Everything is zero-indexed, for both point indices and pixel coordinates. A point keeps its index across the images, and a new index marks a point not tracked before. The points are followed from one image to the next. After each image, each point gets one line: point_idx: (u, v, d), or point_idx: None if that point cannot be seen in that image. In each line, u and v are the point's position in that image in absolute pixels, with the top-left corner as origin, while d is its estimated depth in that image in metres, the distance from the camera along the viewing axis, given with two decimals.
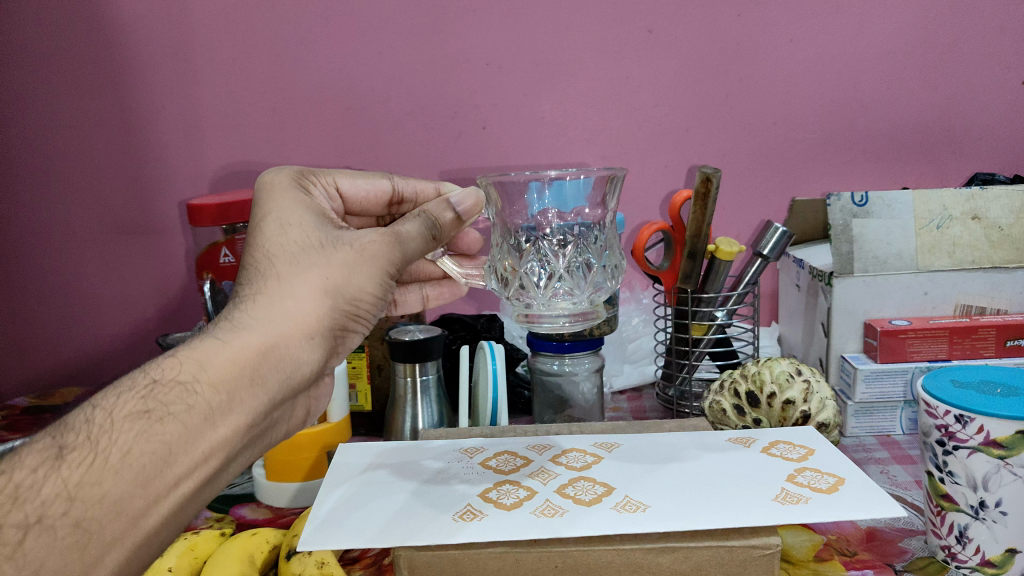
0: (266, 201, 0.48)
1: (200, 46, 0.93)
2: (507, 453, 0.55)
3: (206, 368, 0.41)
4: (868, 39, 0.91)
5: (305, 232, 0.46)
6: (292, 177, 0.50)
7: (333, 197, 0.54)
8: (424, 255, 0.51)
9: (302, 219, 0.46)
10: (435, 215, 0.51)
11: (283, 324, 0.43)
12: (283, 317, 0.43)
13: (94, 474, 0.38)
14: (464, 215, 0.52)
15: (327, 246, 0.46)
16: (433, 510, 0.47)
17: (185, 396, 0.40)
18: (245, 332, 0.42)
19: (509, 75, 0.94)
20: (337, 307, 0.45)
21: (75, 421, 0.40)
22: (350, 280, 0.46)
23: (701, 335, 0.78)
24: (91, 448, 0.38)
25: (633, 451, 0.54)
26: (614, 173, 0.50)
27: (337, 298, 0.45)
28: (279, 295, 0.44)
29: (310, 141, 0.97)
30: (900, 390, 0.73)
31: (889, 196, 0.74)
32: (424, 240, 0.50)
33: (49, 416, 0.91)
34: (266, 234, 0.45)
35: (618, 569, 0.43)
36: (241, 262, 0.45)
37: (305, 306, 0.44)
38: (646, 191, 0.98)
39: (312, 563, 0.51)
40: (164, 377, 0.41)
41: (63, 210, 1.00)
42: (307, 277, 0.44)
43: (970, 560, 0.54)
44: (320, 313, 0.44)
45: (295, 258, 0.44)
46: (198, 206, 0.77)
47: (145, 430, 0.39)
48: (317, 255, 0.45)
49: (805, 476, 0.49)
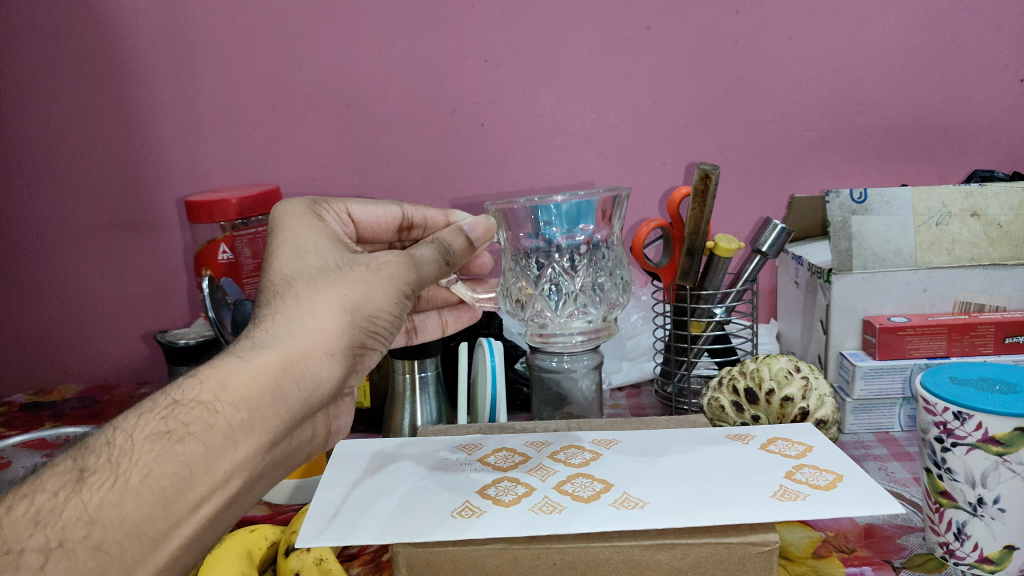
0: (281, 229, 0.48)
1: (198, 43, 0.93)
2: (506, 450, 0.55)
3: (226, 386, 0.41)
4: (867, 36, 0.91)
5: (323, 257, 0.46)
6: (306, 207, 0.51)
7: (345, 223, 0.55)
8: (439, 276, 0.51)
9: (317, 245, 0.47)
10: (448, 241, 0.51)
11: (303, 341, 0.43)
12: (303, 333, 0.43)
13: (115, 495, 0.37)
14: (476, 241, 0.52)
15: (343, 268, 0.46)
16: (432, 506, 0.47)
17: (205, 416, 0.40)
18: (266, 350, 0.42)
19: (508, 72, 0.94)
20: (356, 325, 0.45)
21: (96, 443, 0.39)
22: (368, 297, 0.45)
23: (700, 332, 0.78)
24: (112, 469, 0.38)
25: (631, 448, 0.54)
26: (618, 195, 0.51)
27: (356, 315, 0.45)
28: (298, 313, 0.43)
29: (309, 139, 0.96)
30: (899, 387, 0.73)
31: (889, 193, 0.74)
32: (437, 266, 0.51)
33: (47, 414, 0.91)
34: (282, 259, 0.46)
35: (618, 566, 0.43)
36: (259, 286, 0.45)
37: (324, 322, 0.44)
38: (645, 187, 0.98)
39: (310, 560, 0.51)
40: (184, 398, 0.40)
41: (60, 207, 0.99)
42: (324, 295, 0.44)
43: (968, 556, 0.54)
44: (339, 330, 0.44)
45: (312, 279, 0.45)
46: (196, 203, 0.76)
47: (166, 450, 0.38)
48: (334, 274, 0.45)
49: (804, 473, 0.49)
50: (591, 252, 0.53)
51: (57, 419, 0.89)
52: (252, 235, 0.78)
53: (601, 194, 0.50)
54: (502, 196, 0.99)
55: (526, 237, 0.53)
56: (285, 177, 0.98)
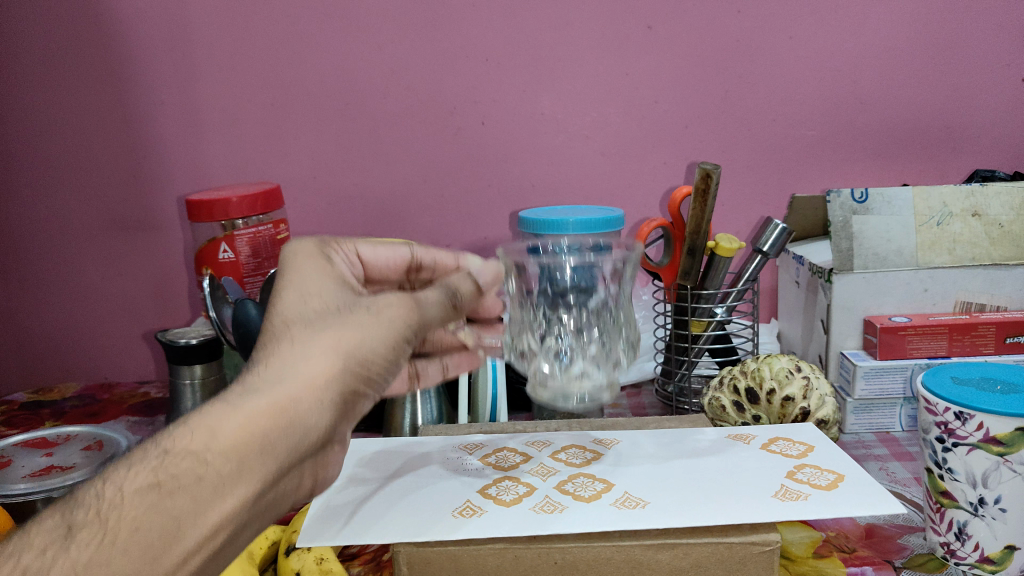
0: (288, 271, 0.45)
1: (199, 42, 0.93)
2: (507, 449, 0.55)
3: (214, 435, 0.36)
4: (868, 35, 0.91)
5: (325, 299, 0.42)
6: (315, 248, 0.48)
7: (355, 264, 0.55)
8: (445, 319, 0.47)
9: (322, 287, 0.43)
10: (456, 285, 0.47)
11: (297, 387, 0.38)
12: (297, 378, 0.38)
13: (101, 557, 0.33)
14: (484, 287, 0.51)
15: (345, 310, 0.42)
16: (433, 505, 0.47)
17: (194, 469, 0.35)
18: (258, 394, 0.37)
19: (509, 71, 0.94)
20: (353, 369, 0.40)
21: (81, 497, 0.35)
22: (368, 340, 0.40)
23: (700, 332, 0.78)
24: (96, 528, 0.33)
25: (630, 448, 0.54)
26: (626, 255, 0.52)
27: (353, 360, 0.40)
28: (292, 357, 0.39)
29: (310, 138, 0.96)
30: (900, 387, 0.73)
31: (890, 193, 0.74)
32: (445, 309, 0.46)
33: (47, 412, 0.91)
34: (284, 301, 0.42)
35: (619, 566, 0.43)
36: (258, 331, 0.41)
37: (317, 366, 0.39)
38: (646, 186, 0.98)
39: (311, 559, 0.51)
40: (172, 447, 0.36)
41: (61, 206, 0.99)
42: (322, 336, 0.40)
43: (970, 557, 0.54)
44: (335, 373, 0.39)
45: (310, 320, 0.41)
46: (197, 202, 0.76)
47: (152, 508, 0.34)
48: (335, 316, 0.41)
49: (805, 473, 0.49)
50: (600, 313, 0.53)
51: (57, 418, 0.89)
52: (253, 234, 0.78)
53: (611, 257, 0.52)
54: (503, 195, 0.99)
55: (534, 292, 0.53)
56: (285, 176, 0.98)
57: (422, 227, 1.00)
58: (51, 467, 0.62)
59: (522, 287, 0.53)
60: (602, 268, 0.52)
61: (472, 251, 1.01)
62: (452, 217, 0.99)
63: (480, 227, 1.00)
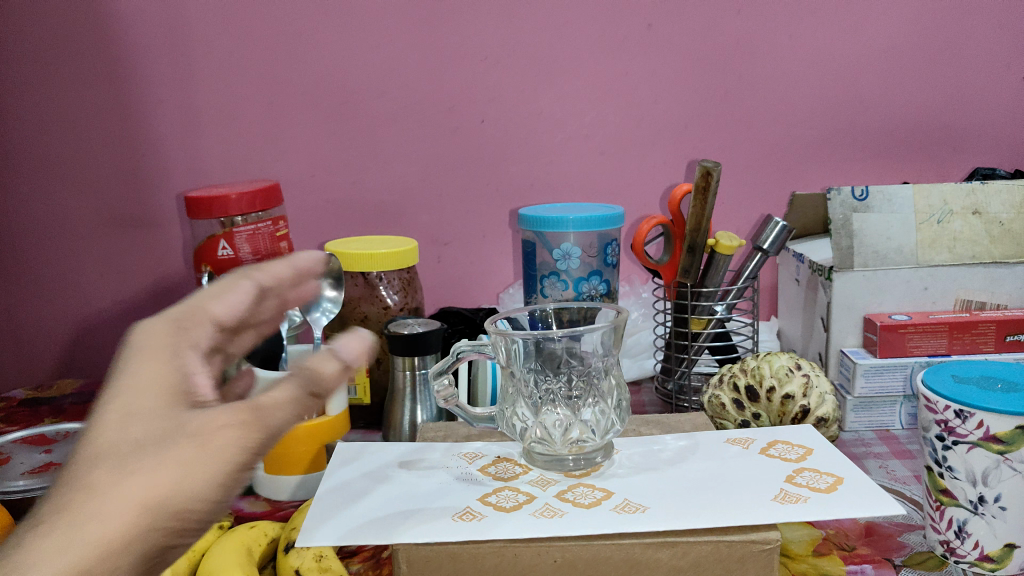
0: (121, 367, 0.35)
1: (197, 39, 0.93)
2: (507, 459, 0.53)
3: None
4: (868, 34, 0.91)
5: (145, 421, 0.33)
6: (168, 331, 0.38)
7: (211, 333, 0.41)
8: (302, 417, 0.37)
9: (144, 402, 0.34)
10: (317, 368, 0.37)
11: (71, 565, 0.29)
12: (78, 551, 0.30)
13: None
14: (352, 363, 0.39)
15: (166, 437, 0.33)
16: (431, 509, 0.46)
17: None
18: None
19: (508, 69, 0.94)
20: (163, 526, 0.31)
21: None
22: (200, 479, 0.32)
23: (700, 329, 0.78)
24: None
25: (633, 459, 0.53)
26: (615, 321, 0.50)
27: (165, 513, 0.31)
28: (75, 524, 0.30)
29: (309, 135, 0.96)
30: (900, 385, 0.73)
31: (890, 191, 0.73)
32: (301, 404, 0.37)
33: (46, 410, 0.91)
34: (98, 425, 0.33)
35: (618, 565, 0.43)
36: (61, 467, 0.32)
37: (113, 530, 0.30)
38: (646, 184, 0.98)
39: (310, 557, 0.51)
40: None
41: (59, 203, 0.99)
42: (127, 482, 0.31)
43: (969, 555, 0.54)
44: (135, 537, 0.31)
45: (126, 455, 0.32)
46: (195, 199, 0.75)
47: None
48: (150, 448, 0.32)
49: (804, 476, 0.49)
50: (588, 371, 0.51)
51: (57, 415, 0.89)
52: (252, 231, 0.77)
53: (597, 328, 0.49)
54: (502, 193, 0.98)
55: (518, 363, 0.51)
56: (284, 174, 0.97)
57: (421, 225, 0.99)
58: (50, 464, 0.62)
59: (508, 356, 0.51)
60: (588, 337, 0.50)
61: (472, 249, 1.01)
62: (452, 214, 0.99)
63: (479, 225, 1.00)
